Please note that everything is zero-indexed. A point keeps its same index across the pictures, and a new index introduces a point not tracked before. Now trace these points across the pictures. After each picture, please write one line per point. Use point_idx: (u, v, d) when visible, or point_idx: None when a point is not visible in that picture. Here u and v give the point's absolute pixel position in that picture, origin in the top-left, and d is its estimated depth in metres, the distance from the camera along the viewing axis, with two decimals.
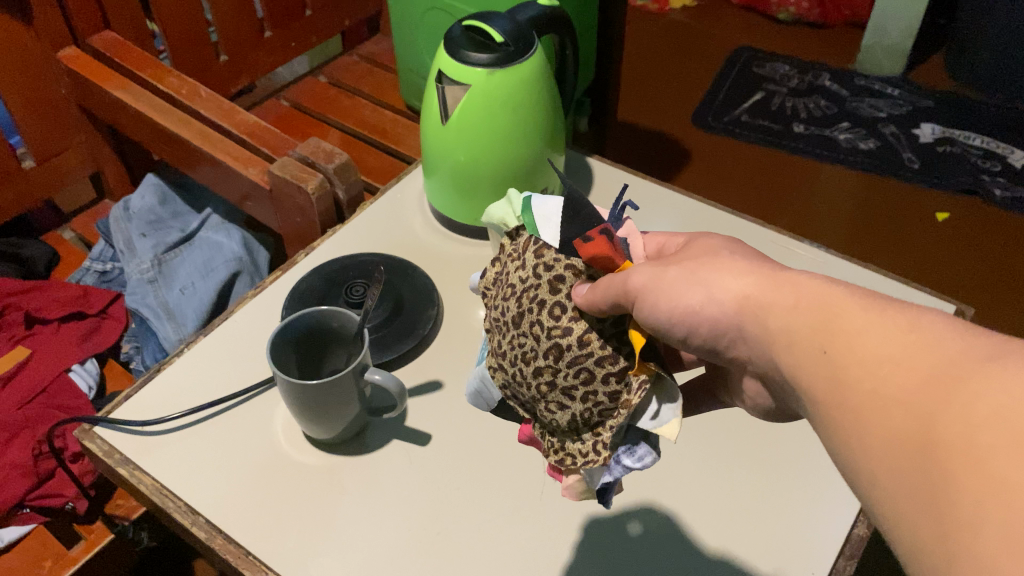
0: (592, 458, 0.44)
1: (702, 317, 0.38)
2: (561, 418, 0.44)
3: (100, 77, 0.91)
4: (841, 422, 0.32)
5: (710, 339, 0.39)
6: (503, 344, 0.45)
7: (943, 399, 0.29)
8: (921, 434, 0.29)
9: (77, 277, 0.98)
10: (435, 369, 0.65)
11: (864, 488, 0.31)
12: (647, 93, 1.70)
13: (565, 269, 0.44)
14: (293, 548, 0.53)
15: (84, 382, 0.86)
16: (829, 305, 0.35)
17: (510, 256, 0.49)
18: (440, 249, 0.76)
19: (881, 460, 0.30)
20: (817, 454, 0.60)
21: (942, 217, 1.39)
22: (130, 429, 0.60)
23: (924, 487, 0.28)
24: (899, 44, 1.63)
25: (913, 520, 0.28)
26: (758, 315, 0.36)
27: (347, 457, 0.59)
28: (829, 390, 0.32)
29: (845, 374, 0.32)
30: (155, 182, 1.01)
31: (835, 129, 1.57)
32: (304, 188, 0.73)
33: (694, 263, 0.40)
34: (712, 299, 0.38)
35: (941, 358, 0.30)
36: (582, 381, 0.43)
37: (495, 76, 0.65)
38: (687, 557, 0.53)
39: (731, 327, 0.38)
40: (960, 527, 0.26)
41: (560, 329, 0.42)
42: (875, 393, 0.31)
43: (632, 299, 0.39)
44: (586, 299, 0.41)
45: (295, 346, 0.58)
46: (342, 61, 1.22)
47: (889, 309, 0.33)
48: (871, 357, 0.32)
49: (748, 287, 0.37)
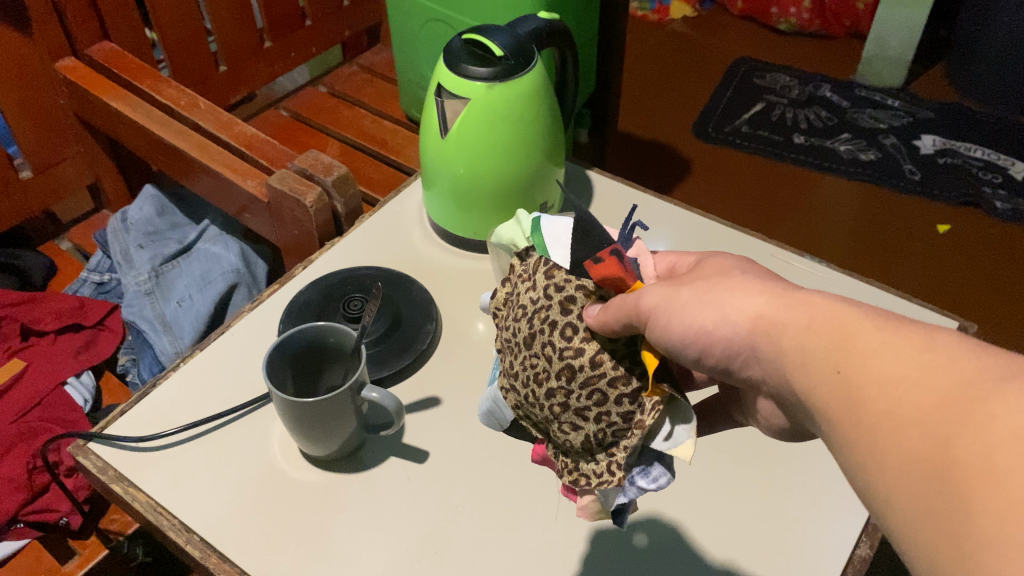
0: (606, 479, 0.43)
1: (715, 338, 0.38)
2: (575, 438, 0.44)
3: (99, 88, 0.91)
4: (855, 443, 0.31)
5: (723, 358, 0.38)
6: (516, 365, 0.45)
7: (959, 420, 0.28)
8: (939, 454, 0.28)
9: (74, 288, 0.98)
10: (434, 385, 0.65)
11: (881, 510, 0.30)
12: (647, 103, 1.70)
13: (576, 290, 0.44)
14: (291, 567, 0.52)
15: (80, 395, 0.86)
16: (841, 324, 0.34)
17: (519, 277, 0.48)
18: (444, 264, 0.76)
19: (899, 480, 0.29)
20: (820, 470, 0.59)
21: (943, 229, 1.39)
22: (124, 446, 0.59)
23: (942, 509, 0.27)
24: (899, 56, 1.63)
25: (932, 543, 0.27)
26: (772, 335, 0.36)
27: (345, 475, 0.58)
28: (842, 410, 0.32)
29: (861, 395, 0.31)
30: (153, 192, 1.01)
31: (835, 140, 1.56)
32: (302, 201, 0.73)
33: (707, 282, 0.39)
34: (726, 320, 0.37)
35: (957, 377, 0.30)
36: (595, 402, 0.42)
37: (495, 89, 0.65)
38: (692, 567, 0.53)
39: (745, 347, 0.37)
40: (979, 551, 0.25)
41: (574, 351, 0.42)
42: (891, 414, 0.30)
43: (644, 319, 0.39)
44: (598, 319, 0.41)
45: (293, 363, 0.57)
46: (342, 71, 1.22)
47: (903, 329, 0.33)
48: (886, 376, 0.31)
49: (762, 306, 0.37)
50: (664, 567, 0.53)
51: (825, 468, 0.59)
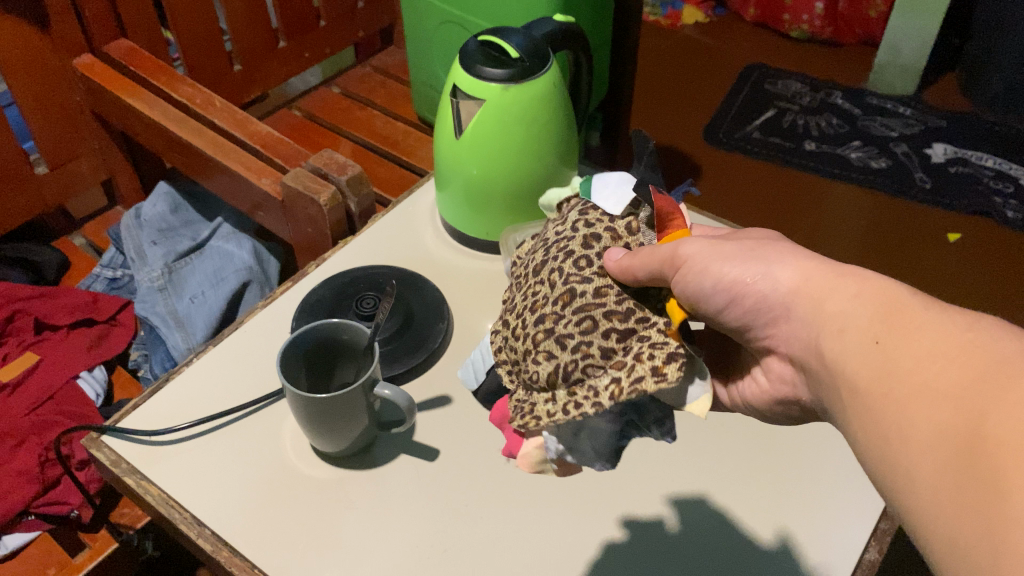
0: (561, 416, 0.42)
1: (752, 290, 0.41)
2: (544, 369, 0.43)
3: (116, 84, 0.91)
4: (885, 415, 0.33)
5: (752, 312, 0.42)
6: (520, 295, 0.47)
7: (993, 396, 0.29)
8: (968, 429, 0.29)
9: (88, 283, 0.99)
10: (444, 383, 0.65)
11: (901, 487, 0.31)
12: (658, 109, 1.70)
13: (603, 230, 0.48)
14: (304, 560, 0.53)
15: (92, 389, 0.86)
16: (892, 304, 0.36)
17: (555, 221, 0.53)
18: (455, 263, 0.76)
19: (927, 454, 0.30)
20: (827, 474, 0.59)
21: (954, 237, 1.38)
22: (137, 439, 0.60)
23: (966, 482, 0.28)
24: (911, 64, 1.63)
25: (955, 516, 0.28)
26: (815, 300, 0.39)
27: (358, 471, 0.58)
28: (874, 377, 0.34)
29: (895, 365, 0.33)
30: (166, 189, 1.01)
31: (846, 147, 1.56)
32: (316, 200, 0.73)
33: (750, 246, 0.43)
34: (767, 277, 0.41)
35: (996, 356, 0.31)
36: (581, 329, 0.42)
37: (510, 92, 0.65)
38: (758, 556, 0.54)
39: (779, 305, 0.41)
40: (1004, 523, 0.26)
41: (583, 277, 0.44)
42: (924, 386, 0.32)
43: (677, 266, 0.42)
44: (620, 264, 0.43)
45: (306, 359, 0.58)
46: (356, 72, 1.22)
47: (944, 315, 0.34)
48: (922, 353, 0.33)
49: (806, 273, 0.40)
50: (680, 565, 0.53)
51: (834, 472, 0.59)
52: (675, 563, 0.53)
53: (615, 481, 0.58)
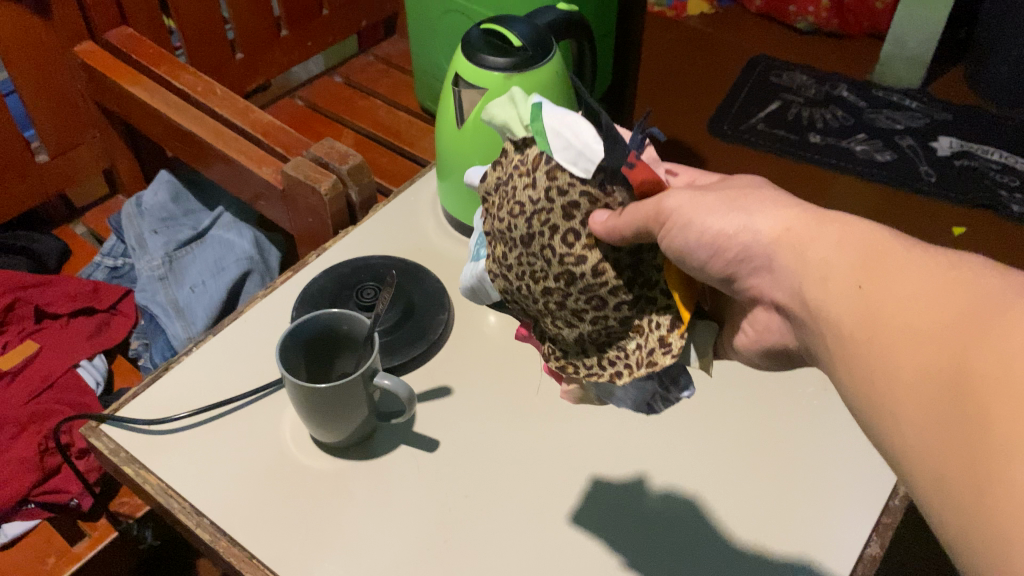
0: (596, 372, 0.46)
1: (734, 242, 0.40)
2: (565, 333, 0.46)
3: (116, 72, 0.91)
4: (868, 358, 0.33)
5: (732, 263, 0.40)
6: (509, 258, 0.46)
7: (977, 333, 0.30)
8: (954, 366, 0.29)
9: (88, 272, 0.98)
10: (445, 373, 0.65)
11: (886, 429, 0.31)
12: (663, 101, 1.69)
13: (580, 195, 0.43)
14: (303, 552, 0.53)
15: (92, 377, 0.86)
16: (872, 249, 0.36)
17: (514, 166, 0.46)
18: (454, 253, 0.76)
19: (913, 394, 0.30)
20: (828, 467, 0.58)
21: (958, 232, 1.36)
22: (136, 428, 0.60)
23: (952, 419, 0.29)
24: (918, 56, 1.61)
25: (941, 452, 0.29)
26: (797, 250, 0.38)
27: (358, 462, 0.58)
28: (857, 323, 0.34)
29: (880, 310, 0.33)
30: (168, 178, 1.01)
31: (851, 140, 1.54)
32: (317, 188, 0.73)
33: (730, 198, 0.42)
34: (748, 227, 0.40)
35: (976, 299, 0.31)
36: (592, 306, 0.44)
37: (512, 80, 0.65)
38: (757, 549, 0.53)
39: (761, 255, 0.40)
40: (989, 457, 0.27)
41: (579, 257, 0.43)
42: (909, 329, 0.32)
43: (663, 222, 0.40)
44: (607, 228, 0.41)
45: (306, 349, 0.58)
46: (358, 61, 1.22)
47: (925, 256, 0.34)
48: (905, 295, 0.33)
49: (788, 222, 0.39)
50: (683, 563, 0.53)
51: (836, 466, 0.59)
52: (677, 557, 0.53)
53: (617, 473, 0.58)
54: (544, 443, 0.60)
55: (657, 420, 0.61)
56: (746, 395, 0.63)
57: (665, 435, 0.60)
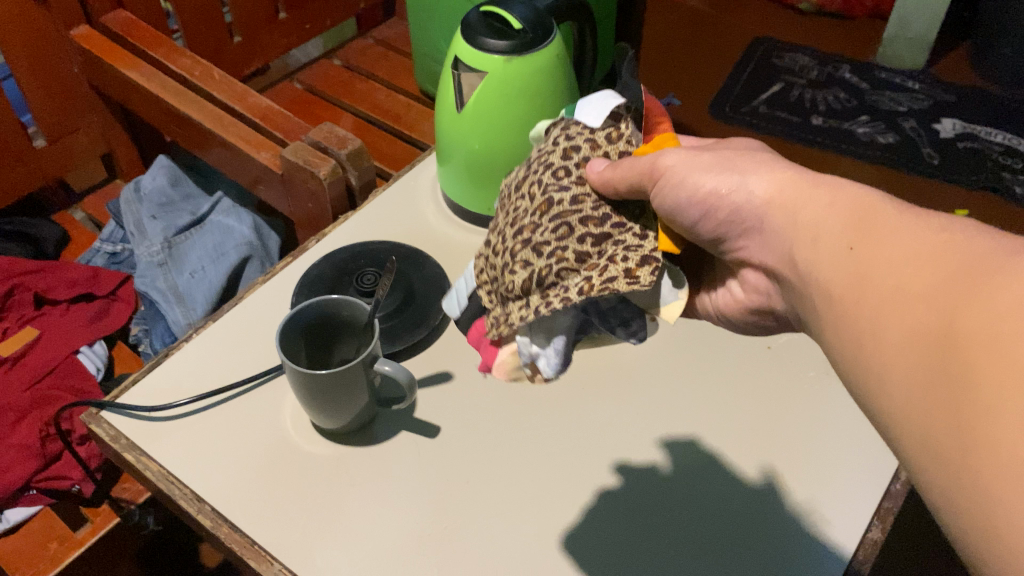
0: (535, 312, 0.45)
1: (726, 203, 0.41)
2: (520, 277, 0.46)
3: (112, 56, 0.90)
4: (859, 321, 0.32)
5: (725, 224, 0.41)
6: (504, 216, 0.51)
7: (965, 293, 0.28)
8: (942, 326, 0.28)
9: (88, 257, 0.98)
10: (446, 360, 0.64)
11: (875, 392, 0.31)
12: (664, 83, 1.68)
13: (582, 143, 0.50)
14: (303, 538, 0.52)
15: (92, 363, 0.86)
16: (864, 212, 0.35)
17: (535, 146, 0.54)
18: (455, 238, 0.75)
19: (900, 355, 0.29)
20: (829, 451, 0.58)
21: (960, 213, 1.34)
22: (135, 414, 0.60)
23: (938, 380, 0.28)
24: (922, 37, 1.60)
25: (926, 413, 0.28)
26: (790, 215, 0.38)
27: (359, 449, 0.58)
28: (846, 287, 0.33)
29: (871, 272, 0.32)
30: (166, 163, 1.00)
31: (854, 122, 1.53)
32: (316, 173, 0.72)
33: (728, 162, 0.42)
34: (741, 188, 0.40)
35: (967, 257, 0.30)
36: (559, 234, 0.45)
37: (512, 64, 0.64)
38: (754, 536, 0.53)
39: (755, 219, 0.40)
40: (974, 414, 0.26)
41: (565, 187, 0.47)
42: (899, 291, 0.31)
43: (657, 177, 0.43)
44: (601, 176, 0.46)
45: (306, 336, 0.57)
46: (357, 45, 1.21)
47: (920, 216, 0.33)
48: (896, 257, 0.32)
49: (780, 184, 0.39)
50: (680, 553, 0.52)
51: (838, 453, 0.58)
52: (675, 539, 0.53)
53: (615, 453, 0.58)
54: (544, 429, 0.59)
55: (658, 404, 0.61)
56: (749, 378, 0.63)
57: (665, 421, 0.60)
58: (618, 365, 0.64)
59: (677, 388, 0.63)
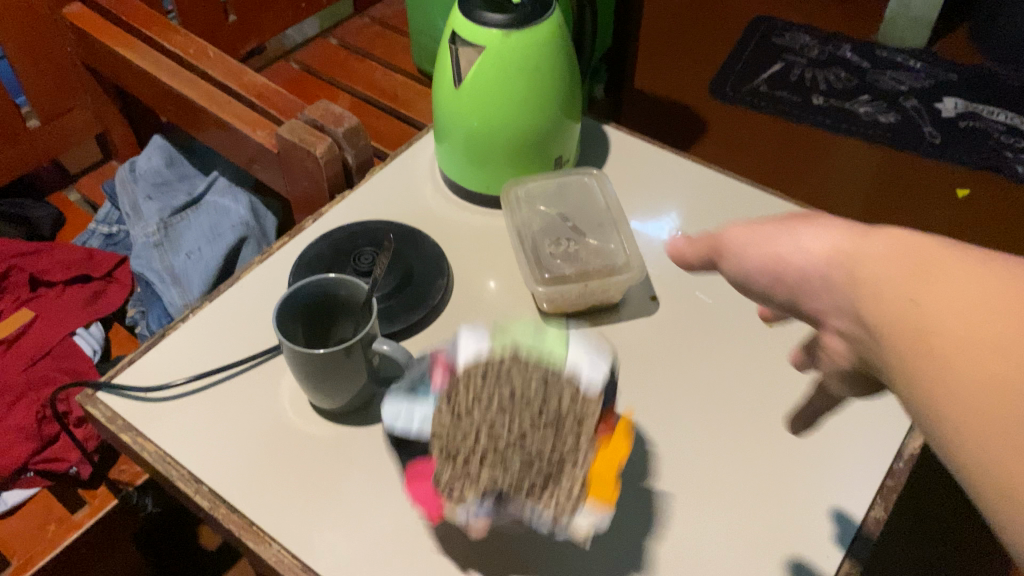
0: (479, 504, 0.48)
1: (791, 264, 0.34)
2: (477, 473, 0.49)
3: (105, 34, 0.89)
4: (923, 359, 0.28)
5: (792, 291, 0.35)
6: (477, 397, 0.52)
7: None
8: None
9: (83, 239, 0.97)
10: (445, 339, 0.64)
11: (949, 436, 0.27)
12: (664, 63, 1.67)
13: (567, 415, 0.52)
14: (301, 519, 0.52)
15: (89, 345, 0.85)
16: (922, 253, 0.30)
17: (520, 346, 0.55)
18: (454, 218, 0.74)
19: (984, 396, 0.26)
20: (832, 431, 0.57)
21: (963, 193, 1.36)
22: (131, 395, 0.59)
23: None
24: (924, 15, 1.58)
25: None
26: (849, 267, 0.32)
27: (358, 429, 0.58)
28: (904, 324, 0.29)
29: (933, 310, 0.28)
30: (162, 143, 0.99)
31: (854, 102, 1.52)
32: (312, 151, 0.71)
33: None
34: (798, 248, 0.34)
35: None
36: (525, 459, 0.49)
37: (510, 38, 0.63)
38: (757, 516, 0.53)
39: (817, 278, 0.34)
40: None
41: (545, 426, 0.50)
42: (974, 330, 0.27)
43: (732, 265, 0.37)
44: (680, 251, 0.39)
45: (303, 316, 0.57)
46: (354, 23, 1.19)
47: None
48: (964, 284, 0.28)
49: (838, 238, 0.33)
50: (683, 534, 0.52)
51: (839, 433, 0.58)
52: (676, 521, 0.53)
53: None
54: None
55: (659, 384, 0.61)
56: (751, 358, 0.62)
57: (666, 401, 0.59)
58: (619, 345, 0.64)
59: (678, 367, 0.62)
